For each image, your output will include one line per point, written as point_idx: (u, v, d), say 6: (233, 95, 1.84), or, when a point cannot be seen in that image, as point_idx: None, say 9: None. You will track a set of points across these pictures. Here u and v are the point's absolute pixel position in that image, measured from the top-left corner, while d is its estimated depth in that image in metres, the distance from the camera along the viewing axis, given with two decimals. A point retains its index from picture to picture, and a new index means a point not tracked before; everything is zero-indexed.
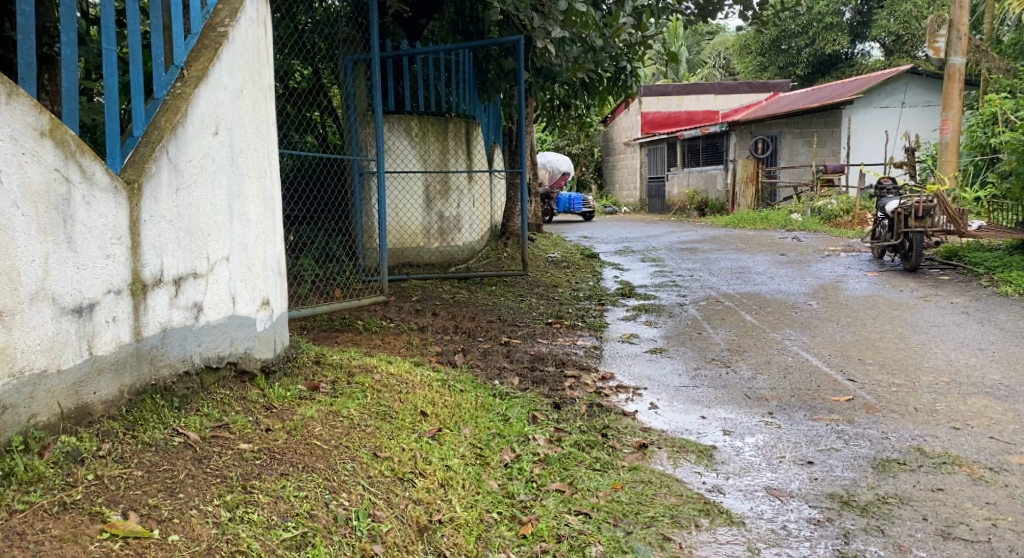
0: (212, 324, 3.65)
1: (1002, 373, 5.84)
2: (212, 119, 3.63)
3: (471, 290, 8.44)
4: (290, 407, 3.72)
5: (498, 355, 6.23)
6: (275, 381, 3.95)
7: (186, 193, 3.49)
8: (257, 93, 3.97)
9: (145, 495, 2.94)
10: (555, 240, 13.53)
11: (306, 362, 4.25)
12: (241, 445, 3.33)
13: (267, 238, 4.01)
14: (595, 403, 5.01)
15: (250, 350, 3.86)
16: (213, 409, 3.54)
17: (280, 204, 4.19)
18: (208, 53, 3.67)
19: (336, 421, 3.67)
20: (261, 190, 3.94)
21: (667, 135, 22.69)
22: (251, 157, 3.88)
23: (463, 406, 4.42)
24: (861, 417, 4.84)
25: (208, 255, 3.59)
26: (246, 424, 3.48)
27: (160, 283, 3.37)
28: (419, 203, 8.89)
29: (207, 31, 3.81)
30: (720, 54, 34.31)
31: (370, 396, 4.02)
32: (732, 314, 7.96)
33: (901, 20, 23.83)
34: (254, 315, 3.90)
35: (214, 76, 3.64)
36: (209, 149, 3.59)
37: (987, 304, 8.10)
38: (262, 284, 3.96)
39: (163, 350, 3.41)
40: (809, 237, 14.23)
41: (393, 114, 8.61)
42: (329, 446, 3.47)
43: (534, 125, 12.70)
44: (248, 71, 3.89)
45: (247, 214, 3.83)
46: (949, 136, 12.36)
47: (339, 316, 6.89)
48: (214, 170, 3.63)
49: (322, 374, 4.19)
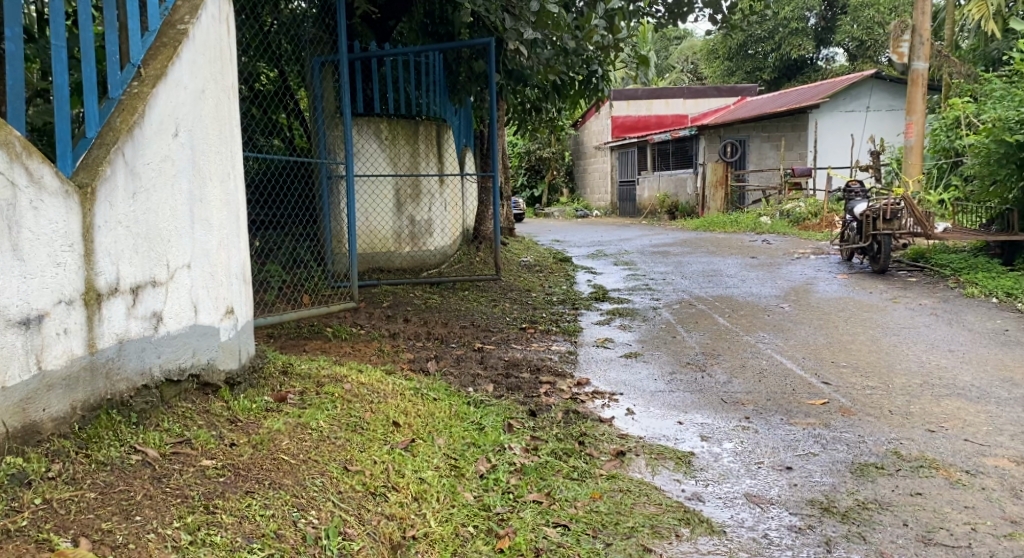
0: (172, 335, 3.52)
1: (973, 374, 5.86)
2: (171, 120, 3.50)
3: (443, 295, 8.34)
4: (256, 420, 3.60)
5: (472, 361, 6.15)
6: (240, 393, 3.82)
7: (144, 197, 3.36)
8: (220, 95, 3.85)
9: (98, 519, 2.82)
10: (528, 245, 13.46)
11: (273, 373, 4.12)
12: (204, 461, 3.22)
13: (230, 245, 3.88)
14: (571, 409, 4.94)
15: (213, 361, 3.73)
16: (174, 424, 3.41)
17: (244, 210, 4.07)
18: (167, 52, 3.55)
19: (304, 434, 3.55)
20: (224, 195, 3.81)
21: (638, 138, 22.73)
22: (214, 159, 3.76)
23: (437, 415, 4.32)
24: (837, 420, 4.81)
25: (167, 262, 3.47)
26: (208, 439, 3.36)
27: (116, 292, 3.24)
28: (389, 207, 8.77)
29: (166, 29, 3.68)
30: (688, 58, 34.50)
31: (340, 406, 3.91)
32: (706, 317, 7.93)
33: (865, 25, 24.14)
34: (217, 324, 3.77)
35: (173, 75, 3.52)
36: (168, 151, 3.47)
37: (955, 306, 8.16)
38: (226, 291, 3.83)
39: (120, 363, 3.27)
40: (778, 240, 14.28)
41: (362, 116, 8.49)
42: (297, 461, 3.36)
43: (505, 128, 12.63)
44: (210, 70, 3.77)
45: (209, 219, 3.71)
46: (913, 140, 12.40)
47: (308, 324, 6.78)
48: (174, 173, 3.51)
49: (290, 384, 4.06)
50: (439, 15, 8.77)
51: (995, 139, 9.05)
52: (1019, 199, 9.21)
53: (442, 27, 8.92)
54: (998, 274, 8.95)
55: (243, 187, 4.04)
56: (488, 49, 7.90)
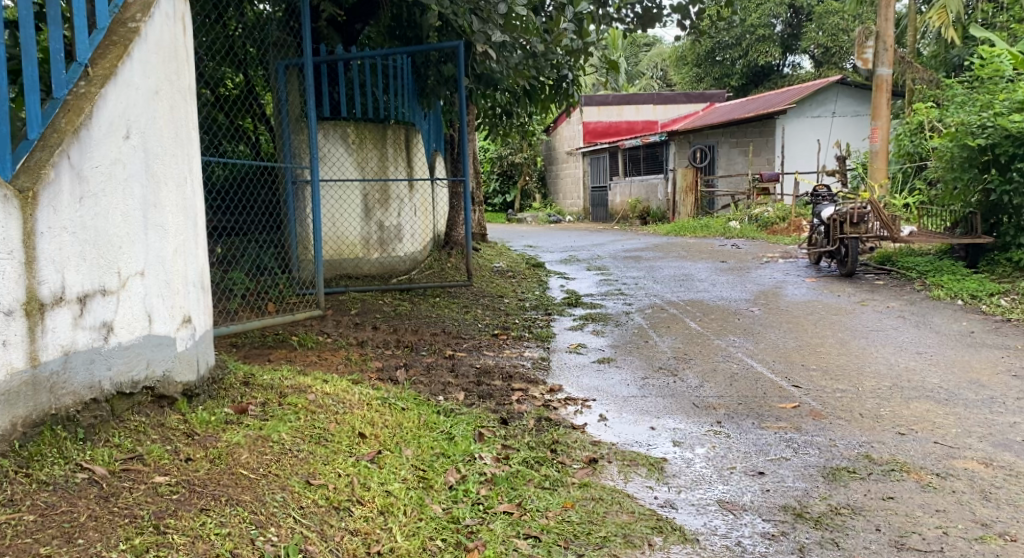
0: (124, 345, 3.40)
1: (941, 377, 5.88)
2: (121, 121, 3.40)
3: (413, 302, 8.25)
4: (214, 433, 3.50)
5: (442, 369, 6.07)
6: (198, 405, 3.71)
7: (92, 202, 3.25)
8: (177, 96, 3.74)
9: (35, 544, 2.75)
10: (500, 250, 13.39)
11: (234, 384, 4.01)
12: (156, 478, 3.13)
13: (188, 252, 3.76)
14: (542, 416, 4.89)
15: (169, 373, 3.60)
16: (126, 440, 3.31)
17: (204, 215, 3.94)
18: (117, 50, 3.44)
19: (265, 447, 3.46)
20: (180, 199, 3.69)
21: (608, 144, 22.78)
22: (170, 163, 3.65)
23: (405, 425, 4.24)
24: (809, 424, 4.80)
25: (118, 269, 3.35)
26: (162, 454, 3.27)
27: (61, 302, 3.13)
28: (357, 213, 8.66)
29: (116, 26, 3.57)
30: (658, 65, 34.65)
31: (303, 418, 3.82)
32: (678, 322, 7.91)
33: (830, 33, 24.41)
34: (173, 334, 3.64)
35: (123, 75, 3.41)
36: (119, 154, 3.37)
37: (922, 308, 8.20)
38: (183, 300, 3.71)
39: (66, 376, 3.16)
40: (748, 244, 14.34)
41: (328, 120, 8.42)
42: (256, 476, 3.27)
43: (476, 134, 12.57)
44: (165, 70, 3.66)
45: (164, 225, 3.59)
46: (878, 144, 12.46)
47: (273, 333, 6.68)
48: (125, 177, 3.40)
49: (251, 395, 3.96)
50: (406, 19, 8.71)
51: (958, 143, 9.13)
52: (983, 203, 9.30)
53: (410, 31, 8.85)
54: (963, 276, 9.03)
55: (202, 192, 3.92)
56: (458, 52, 7.90)
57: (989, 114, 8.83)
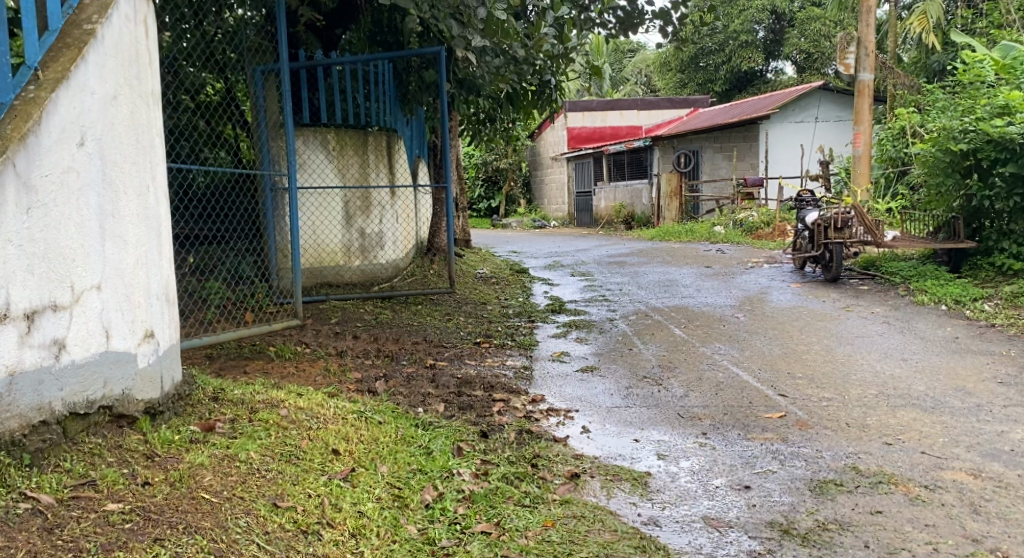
0: (77, 364, 3.26)
1: (927, 384, 5.80)
2: (76, 128, 3.27)
3: (394, 310, 8.13)
4: (176, 454, 3.38)
5: (423, 380, 5.95)
6: (161, 424, 3.58)
7: (41, 212, 3.13)
8: (138, 100, 3.60)
9: None
10: (484, 256, 13.28)
11: (201, 401, 3.89)
12: (109, 506, 3.02)
13: (150, 263, 3.62)
14: (524, 428, 4.78)
15: (128, 391, 3.45)
16: (78, 464, 3.20)
17: (169, 224, 3.80)
18: (70, 53, 3.30)
19: (230, 468, 3.34)
20: (142, 209, 3.55)
21: (593, 150, 22.72)
22: (130, 171, 3.51)
23: (382, 441, 4.12)
24: (795, 435, 4.71)
25: (72, 283, 3.22)
26: (117, 479, 3.16)
27: (6, 318, 3.01)
28: (338, 220, 8.52)
29: (70, 28, 3.41)
30: (642, 71, 34.64)
31: (274, 435, 3.72)
32: (662, 329, 7.82)
33: (812, 38, 24.47)
34: (134, 350, 3.49)
35: (77, 79, 3.27)
36: (72, 162, 3.23)
37: (907, 314, 8.14)
38: (145, 313, 3.57)
39: (10, 400, 3.03)
40: (732, 249, 14.29)
41: (308, 127, 8.28)
42: (218, 500, 3.15)
43: (459, 140, 12.46)
44: (124, 73, 3.51)
45: (123, 235, 3.45)
46: (862, 149, 12.44)
47: (250, 343, 6.56)
48: (79, 186, 3.27)
49: (220, 412, 3.85)
50: (387, 24, 8.59)
51: (941, 148, 9.09)
52: (965, 207, 9.24)
53: (390, 36, 8.73)
54: (947, 281, 8.99)
55: (168, 200, 3.78)
56: (438, 58, 7.77)
57: (970, 119, 8.81)
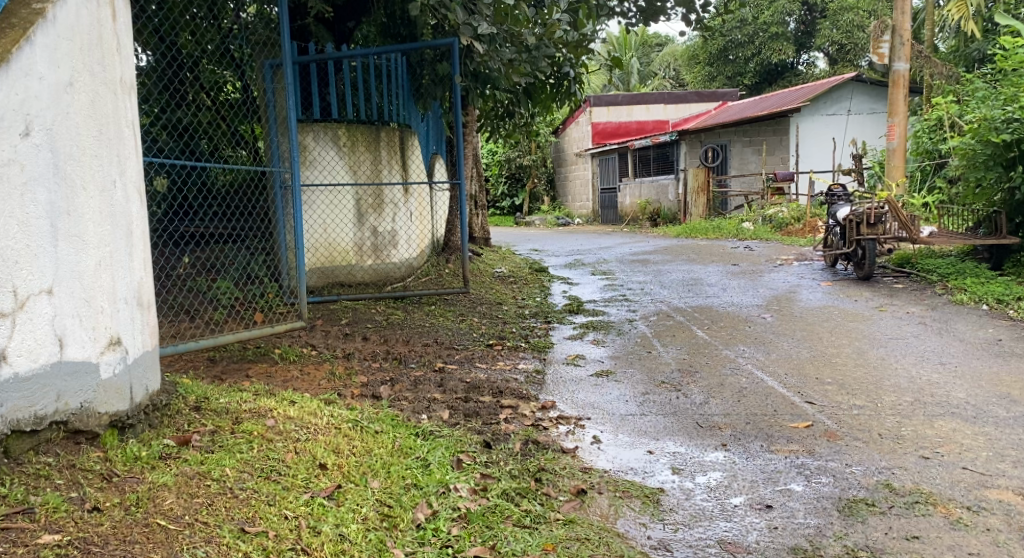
0: (20, 379, 3.13)
1: (968, 391, 5.44)
2: (20, 118, 3.11)
3: (407, 311, 7.88)
4: (137, 474, 3.24)
5: (430, 384, 5.68)
6: (127, 439, 3.44)
7: None
8: (100, 87, 3.42)
9: None
10: (504, 255, 13.00)
11: (182, 411, 3.73)
12: (44, 539, 2.86)
13: (116, 263, 3.45)
14: (531, 438, 4.50)
15: (86, 404, 3.31)
16: (19, 488, 3.06)
17: (142, 221, 3.62)
18: (14, 35, 3.13)
19: (196, 490, 3.18)
20: (104, 205, 3.39)
21: (618, 145, 22.34)
22: (89, 165, 3.34)
23: (376, 451, 3.85)
24: (822, 447, 4.40)
25: (14, 288, 3.09)
26: (60, 504, 3.01)
27: None
28: (350, 218, 8.28)
29: (20, 8, 3.24)
30: (670, 65, 34.09)
31: (256, 449, 3.51)
32: (684, 330, 7.50)
33: (844, 29, 23.88)
34: (97, 359, 3.34)
35: (18, 63, 3.10)
36: (14, 153, 3.08)
37: (944, 314, 7.75)
38: (110, 319, 3.40)
39: None
40: (760, 246, 13.86)
41: (318, 122, 8.02)
42: (177, 526, 2.98)
43: (478, 136, 12.18)
44: (81, 57, 3.33)
45: (82, 234, 3.30)
46: (896, 142, 11.95)
47: (256, 344, 6.33)
48: (23, 181, 3.12)
49: (201, 423, 3.67)
50: (400, 16, 8.38)
51: (981, 140, 8.68)
52: (1008, 200, 8.87)
53: (403, 28, 8.49)
54: (987, 280, 8.57)
55: (139, 197, 3.60)
56: (451, 50, 7.46)
57: (1014, 108, 8.41)
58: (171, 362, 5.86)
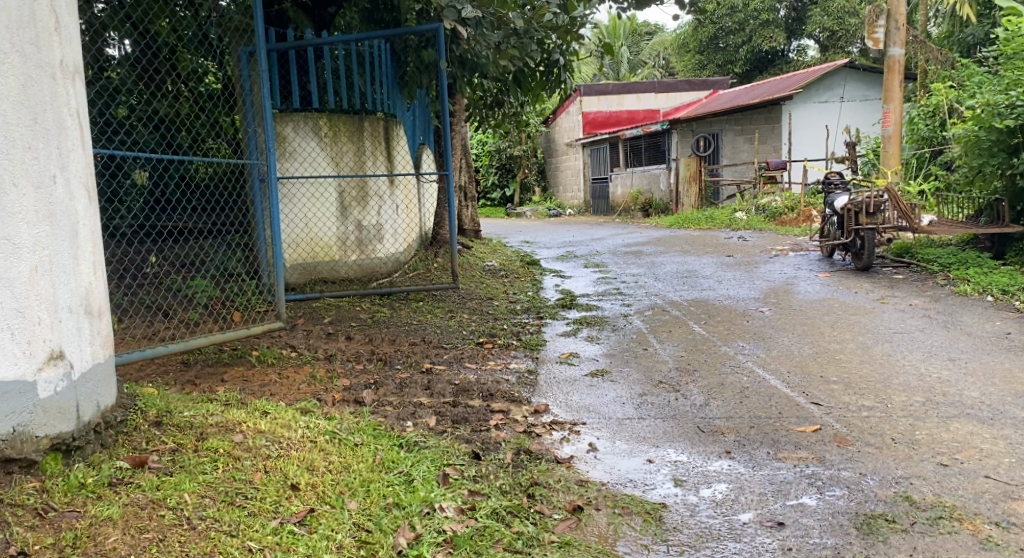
0: None
1: (981, 389, 5.18)
2: None
3: (393, 308, 7.57)
4: (78, 507, 3.05)
5: (416, 387, 5.38)
6: (71, 464, 3.24)
7: None
8: (35, 71, 3.23)
9: None
10: (494, 247, 12.66)
11: (140, 427, 3.53)
12: None
13: (58, 266, 3.27)
14: (523, 447, 4.22)
15: (22, 426, 3.13)
16: None
17: (88, 219, 3.43)
18: None
19: (147, 523, 3.00)
20: (39, 204, 3.21)
21: (609, 134, 22.01)
22: (20, 159, 3.17)
23: (356, 467, 3.56)
24: (833, 453, 4.15)
25: None
26: None
27: None
28: (332, 212, 7.95)
29: None
30: (661, 54, 33.75)
31: (221, 469, 3.32)
32: (681, 326, 7.21)
33: (835, 16, 23.61)
34: (34, 378, 3.16)
35: None
36: None
37: (949, 306, 7.48)
38: (50, 331, 3.22)
39: None
40: (755, 236, 13.57)
41: (298, 112, 7.72)
42: None
43: (466, 125, 11.85)
44: (10, 40, 3.15)
45: (13, 236, 3.13)
46: (892, 128, 11.63)
47: (232, 346, 6.02)
48: None
49: (159, 441, 3.47)
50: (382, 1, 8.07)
51: (984, 126, 8.42)
52: (1010, 187, 8.62)
53: (387, 13, 8.22)
54: (990, 269, 8.32)
55: (85, 195, 3.41)
56: (436, 36, 7.15)
57: (1018, 93, 8.13)
58: (143, 367, 5.54)
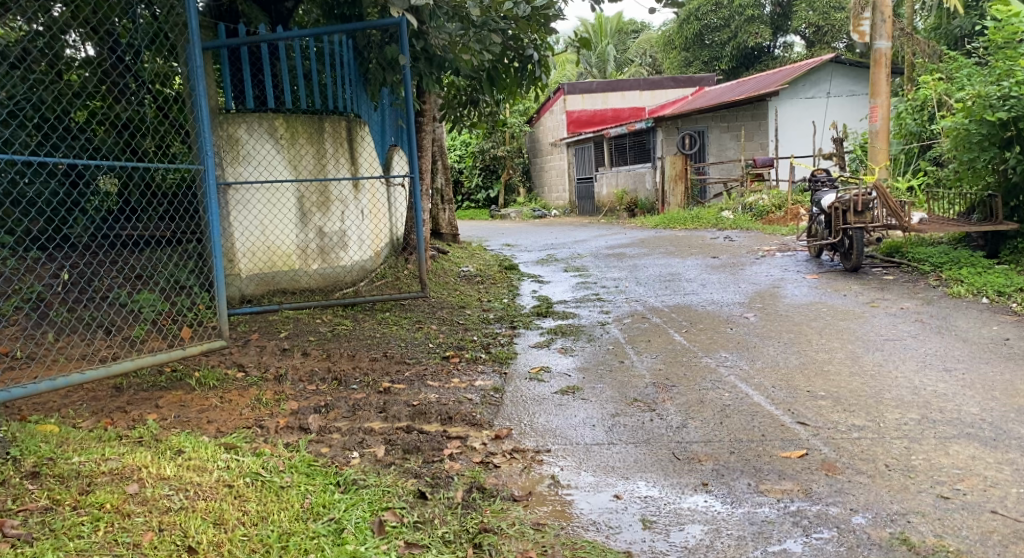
0: None
1: (981, 404, 4.76)
2: None
3: (356, 320, 7.08)
4: None
5: (370, 410, 4.91)
6: None
7: None
8: None
9: None
10: (472, 251, 12.20)
11: (11, 485, 3.30)
12: None
13: None
14: (476, 483, 3.79)
15: None
16: None
17: None
18: None
19: None
20: None
21: (593, 133, 21.56)
22: None
23: (275, 518, 3.26)
24: (820, 485, 3.75)
25: None
26: None
27: None
28: (291, 218, 7.42)
29: None
30: (647, 51, 33.10)
31: (102, 531, 3.11)
32: (660, 335, 6.77)
33: (821, 11, 23.27)
34: None
35: None
36: None
37: (941, 309, 7.07)
38: None
39: None
40: (741, 236, 13.14)
41: (252, 113, 7.19)
42: None
43: (441, 124, 11.37)
44: None
45: None
46: (878, 123, 11.19)
47: (172, 367, 5.50)
48: None
49: (34, 497, 3.25)
50: None
51: (974, 119, 8.03)
52: (1002, 183, 8.24)
53: (348, 7, 7.72)
54: (984, 269, 7.93)
55: None
56: (400, 28, 6.69)
57: (1011, 84, 7.74)
58: (70, 393, 5.04)
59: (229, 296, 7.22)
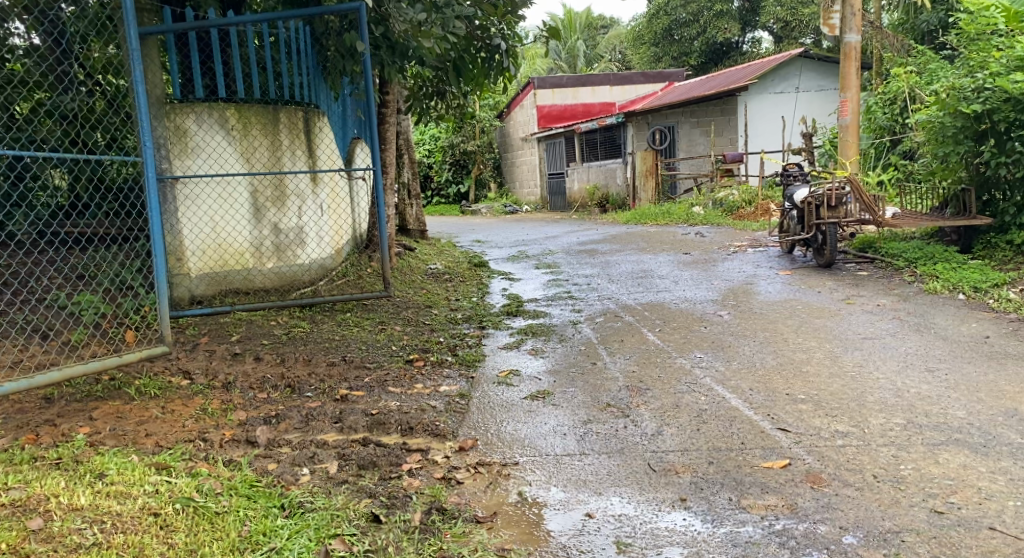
0: None
1: (968, 408, 4.53)
2: None
3: (314, 322, 6.73)
4: None
5: (324, 421, 4.56)
6: None
7: None
8: None
9: None
10: (440, 248, 11.86)
11: None
12: None
13: None
14: (437, 503, 3.52)
15: None
16: None
17: None
18: None
19: None
20: None
21: (563, 128, 21.29)
22: None
23: (205, 551, 3.10)
24: (805, 499, 3.52)
25: None
26: None
27: None
28: (244, 214, 7.05)
29: None
30: (616, 47, 32.83)
31: None
32: (633, 334, 6.50)
33: (789, 6, 23.15)
34: None
35: None
36: None
37: (919, 306, 6.87)
38: None
39: None
40: (712, 231, 12.92)
41: (203, 103, 6.81)
42: None
43: (405, 116, 11.01)
44: None
45: None
46: (848, 117, 10.82)
47: (109, 376, 5.11)
48: None
49: None
50: None
51: (949, 111, 7.84)
52: (975, 177, 8.01)
53: None
54: (958, 265, 7.72)
55: None
56: (359, 14, 6.37)
57: (985, 75, 7.56)
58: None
59: (178, 297, 6.84)
